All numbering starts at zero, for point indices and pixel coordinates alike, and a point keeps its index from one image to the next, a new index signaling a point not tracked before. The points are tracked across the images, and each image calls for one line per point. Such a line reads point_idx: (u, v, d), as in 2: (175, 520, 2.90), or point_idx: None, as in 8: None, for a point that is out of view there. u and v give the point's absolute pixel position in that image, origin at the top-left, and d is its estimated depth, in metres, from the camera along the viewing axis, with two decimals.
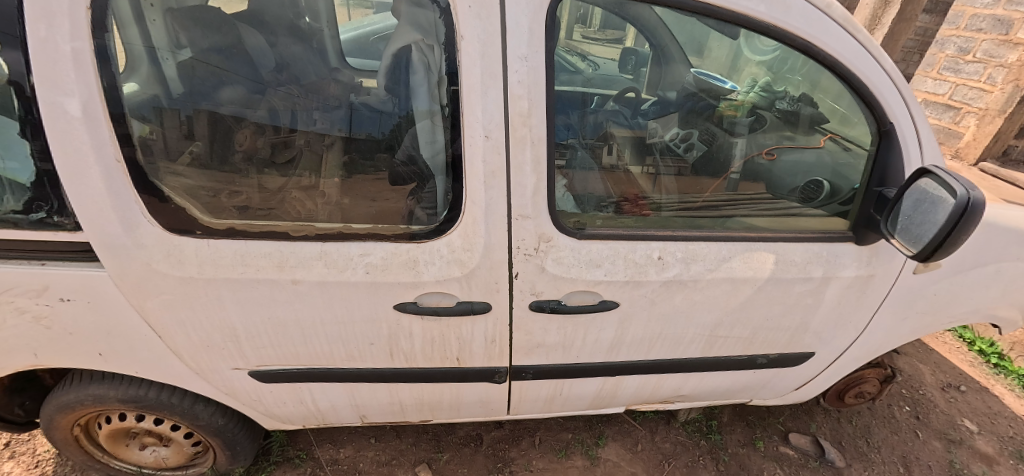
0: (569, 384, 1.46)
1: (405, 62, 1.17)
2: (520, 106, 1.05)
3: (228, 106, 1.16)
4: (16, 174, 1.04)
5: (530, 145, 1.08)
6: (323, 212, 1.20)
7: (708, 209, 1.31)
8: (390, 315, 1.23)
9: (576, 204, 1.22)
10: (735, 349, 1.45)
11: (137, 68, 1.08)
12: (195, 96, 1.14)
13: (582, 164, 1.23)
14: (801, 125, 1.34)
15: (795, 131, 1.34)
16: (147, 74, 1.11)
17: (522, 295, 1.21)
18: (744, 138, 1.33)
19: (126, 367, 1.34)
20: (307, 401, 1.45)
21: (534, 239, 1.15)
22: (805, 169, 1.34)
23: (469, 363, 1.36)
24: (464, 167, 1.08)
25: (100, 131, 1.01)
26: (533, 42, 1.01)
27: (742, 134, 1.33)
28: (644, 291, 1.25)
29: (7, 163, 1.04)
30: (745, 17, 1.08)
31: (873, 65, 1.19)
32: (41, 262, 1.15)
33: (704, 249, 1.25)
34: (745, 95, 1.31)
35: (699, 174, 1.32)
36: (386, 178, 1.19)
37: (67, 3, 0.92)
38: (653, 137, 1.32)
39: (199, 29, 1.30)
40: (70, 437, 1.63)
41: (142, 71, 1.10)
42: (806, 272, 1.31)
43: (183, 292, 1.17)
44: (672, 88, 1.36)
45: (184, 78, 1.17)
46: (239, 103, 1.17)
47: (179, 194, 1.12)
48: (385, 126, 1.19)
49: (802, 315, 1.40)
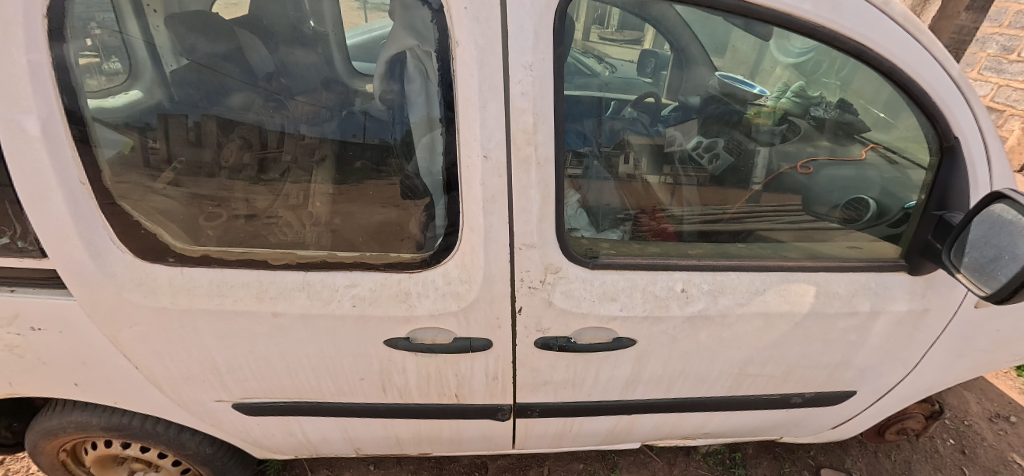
0: (580, 422, 1.33)
1: (400, 72, 1.06)
2: (524, 122, 0.90)
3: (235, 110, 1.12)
4: None
5: (536, 165, 0.94)
6: (311, 235, 1.08)
7: (733, 225, 1.18)
8: (380, 351, 1.11)
9: (589, 220, 1.11)
10: (767, 387, 1.29)
11: (138, 74, 1.19)
12: (201, 100, 1.09)
13: (598, 175, 1.12)
14: (827, 130, 1.19)
15: (821, 137, 1.19)
16: (150, 78, 1.21)
17: (527, 331, 1.09)
18: (768, 147, 1.20)
19: (103, 397, 1.27)
20: (296, 433, 1.35)
21: (541, 270, 1.02)
22: (842, 185, 1.19)
23: (469, 400, 1.23)
24: (461, 190, 0.95)
25: (62, 151, 0.92)
26: (538, 48, 0.87)
27: (765, 142, 1.20)
28: (665, 327, 1.12)
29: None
30: (788, 18, 0.94)
31: (938, 73, 1.02)
32: (11, 289, 1.09)
33: (732, 280, 1.11)
34: (776, 101, 1.19)
35: (723, 185, 1.19)
36: (394, 188, 1.09)
37: (21, 11, 0.83)
38: (671, 145, 1.20)
39: (199, 34, 1.31)
40: (57, 461, 1.58)
41: (146, 76, 1.21)
42: (850, 306, 1.15)
43: (157, 322, 1.08)
44: (695, 93, 1.27)
45: (176, 77, 1.19)
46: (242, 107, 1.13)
47: (150, 216, 1.04)
48: (397, 132, 1.07)
49: (844, 352, 1.24)
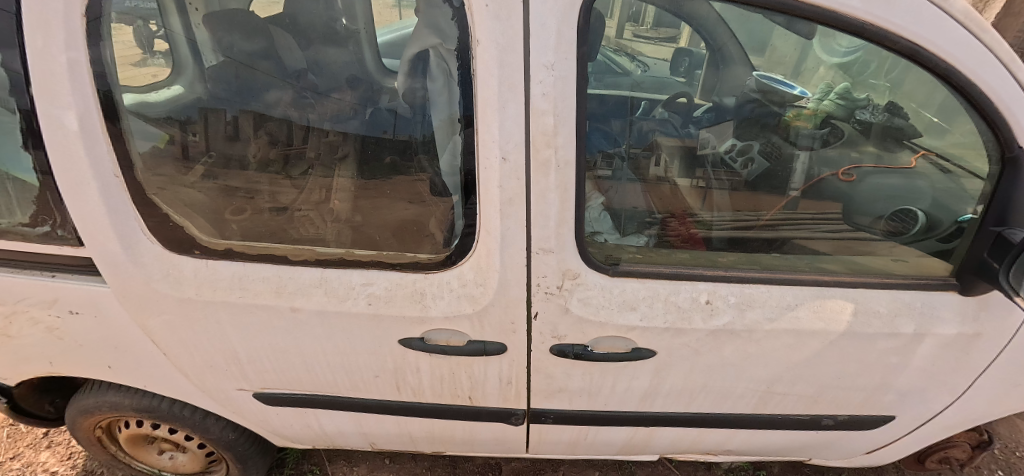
0: (595, 431, 1.29)
1: (423, 69, 1.02)
2: (544, 124, 0.88)
3: (278, 107, 1.09)
4: (25, 174, 1.02)
5: (555, 168, 0.91)
6: (332, 232, 1.09)
7: (766, 233, 1.12)
8: (395, 350, 1.11)
9: (614, 222, 1.07)
10: (795, 407, 1.23)
11: (182, 70, 1.27)
12: (236, 98, 1.10)
13: (622, 176, 1.07)
14: (873, 135, 1.10)
15: (867, 143, 1.11)
16: (189, 74, 1.28)
17: (542, 337, 1.06)
18: (810, 152, 1.12)
19: (133, 380, 1.32)
20: (313, 425, 1.37)
21: (559, 276, 1.00)
22: (888, 194, 1.11)
23: (482, 402, 1.22)
24: (478, 192, 0.93)
25: (98, 145, 0.95)
26: (561, 47, 0.83)
27: (807, 146, 1.12)
28: (687, 339, 1.07)
29: (13, 160, 1.02)
30: (833, 15, 0.87)
31: (1002, 75, 0.92)
32: (52, 274, 1.14)
33: (761, 294, 1.06)
34: (818, 102, 1.12)
35: (757, 191, 1.13)
36: (422, 184, 1.06)
37: (61, 11, 0.85)
38: (704, 148, 1.13)
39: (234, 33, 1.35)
40: (93, 437, 1.66)
41: (186, 72, 1.28)
42: (891, 327, 1.08)
43: (182, 312, 1.11)
44: (731, 93, 1.17)
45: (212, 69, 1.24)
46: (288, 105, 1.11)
47: (178, 209, 1.06)
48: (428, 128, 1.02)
49: (882, 374, 1.16)
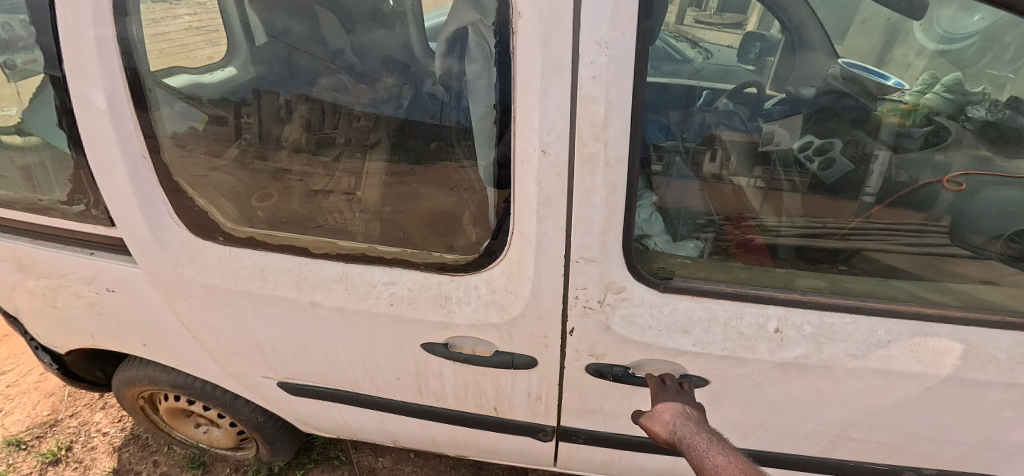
0: (630, 455, 1.17)
1: (461, 48, 0.90)
2: (594, 112, 0.75)
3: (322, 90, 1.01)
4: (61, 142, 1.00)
5: (603, 166, 0.78)
6: (359, 223, 1.00)
7: (838, 244, 0.94)
8: (417, 354, 1.04)
9: (667, 226, 0.93)
10: (870, 454, 1.05)
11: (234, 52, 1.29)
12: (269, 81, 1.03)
13: (681, 173, 0.92)
14: (982, 135, 0.89)
15: (982, 145, 0.89)
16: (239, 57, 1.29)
17: (578, 354, 0.95)
18: (896, 152, 0.93)
19: (167, 359, 1.33)
20: (337, 418, 1.33)
21: (600, 289, 0.88)
22: (1010, 210, 0.87)
23: (508, 415, 1.13)
24: (512, 190, 0.82)
25: (126, 124, 0.91)
26: (617, 21, 0.69)
27: (887, 144, 0.93)
28: (746, 370, 0.93)
29: (53, 136, 1.01)
30: None
31: None
32: (90, 251, 1.14)
33: (844, 325, 0.89)
34: (918, 95, 0.92)
35: (837, 195, 0.94)
36: (468, 172, 0.91)
37: None
38: (769, 144, 0.97)
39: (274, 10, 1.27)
40: (137, 406, 1.70)
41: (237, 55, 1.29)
42: (1010, 377, 0.88)
43: (207, 298, 1.09)
44: (809, 83, 1.04)
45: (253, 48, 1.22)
46: (332, 88, 1.01)
47: (206, 195, 1.02)
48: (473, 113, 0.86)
49: (987, 429, 0.97)
